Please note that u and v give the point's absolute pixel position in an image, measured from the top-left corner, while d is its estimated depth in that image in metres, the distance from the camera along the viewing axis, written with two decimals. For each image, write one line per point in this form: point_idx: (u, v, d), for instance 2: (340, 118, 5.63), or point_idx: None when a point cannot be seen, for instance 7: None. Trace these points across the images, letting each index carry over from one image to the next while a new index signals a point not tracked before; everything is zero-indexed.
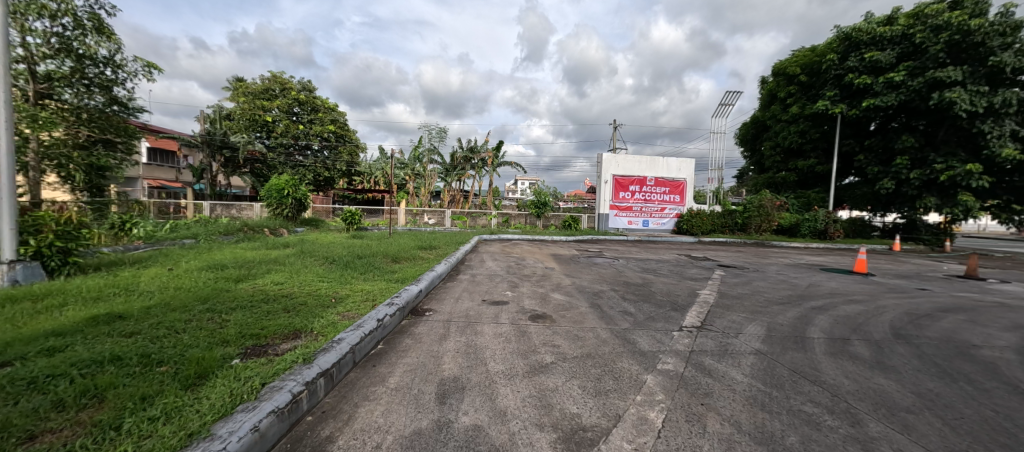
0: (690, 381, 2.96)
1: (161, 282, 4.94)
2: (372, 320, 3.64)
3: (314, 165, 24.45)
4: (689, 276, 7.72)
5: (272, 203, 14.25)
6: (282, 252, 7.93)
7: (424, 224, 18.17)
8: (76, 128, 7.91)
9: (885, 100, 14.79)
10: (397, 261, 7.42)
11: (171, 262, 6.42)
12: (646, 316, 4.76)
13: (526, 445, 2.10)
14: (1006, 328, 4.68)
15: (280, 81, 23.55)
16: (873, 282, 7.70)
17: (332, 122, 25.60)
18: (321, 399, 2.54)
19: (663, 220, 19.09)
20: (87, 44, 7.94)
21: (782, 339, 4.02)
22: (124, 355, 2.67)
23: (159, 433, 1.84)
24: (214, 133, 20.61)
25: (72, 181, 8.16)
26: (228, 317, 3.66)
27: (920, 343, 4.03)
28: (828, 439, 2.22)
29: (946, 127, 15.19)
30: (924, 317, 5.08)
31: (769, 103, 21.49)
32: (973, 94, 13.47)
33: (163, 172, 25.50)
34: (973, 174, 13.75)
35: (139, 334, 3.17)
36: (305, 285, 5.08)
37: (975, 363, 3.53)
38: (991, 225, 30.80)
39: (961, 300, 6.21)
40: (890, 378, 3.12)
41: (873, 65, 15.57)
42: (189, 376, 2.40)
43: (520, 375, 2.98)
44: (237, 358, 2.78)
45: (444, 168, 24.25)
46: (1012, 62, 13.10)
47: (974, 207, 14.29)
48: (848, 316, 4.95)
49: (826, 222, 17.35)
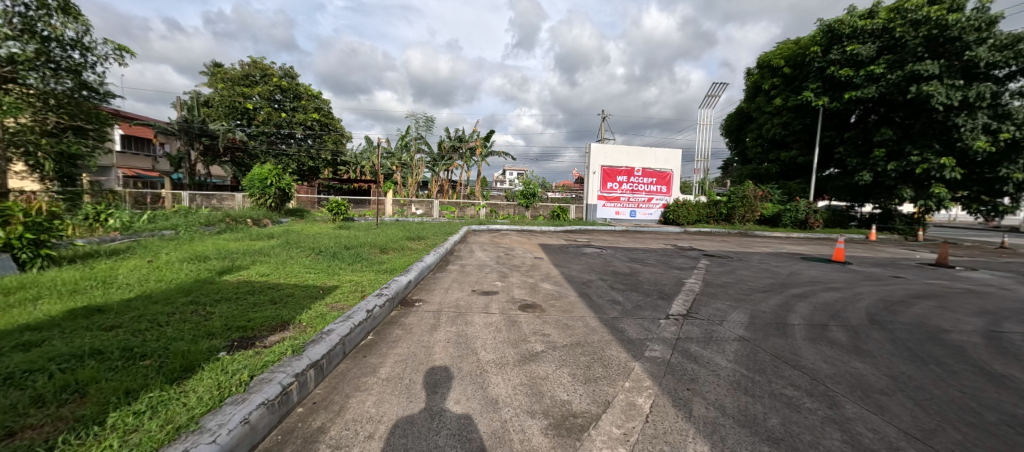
0: (677, 367, 3.03)
1: (141, 274, 4.80)
2: (362, 311, 3.61)
3: (298, 154, 23.92)
4: (675, 265, 7.87)
5: (255, 193, 13.87)
6: (267, 242, 7.79)
7: (413, 215, 18.00)
8: (44, 114, 7.47)
9: (865, 93, 15.21)
10: (386, 251, 7.40)
11: (151, 254, 6.24)
12: (634, 305, 4.85)
13: (518, 432, 2.13)
14: (974, 313, 4.91)
15: (261, 67, 22.73)
16: (850, 270, 7.97)
17: (316, 110, 24.72)
18: (312, 390, 2.54)
19: (650, 210, 19.35)
20: (52, 25, 7.49)
21: (765, 326, 4.15)
22: (105, 348, 2.60)
23: (145, 427, 1.81)
24: (192, 121, 20.21)
25: (42, 170, 7.77)
26: (213, 309, 3.59)
27: (894, 328, 4.20)
28: (807, 420, 2.32)
29: (922, 119, 15.60)
30: (898, 303, 5.31)
31: (755, 95, 21.85)
32: (949, 87, 13.84)
33: (139, 160, 24.54)
34: (946, 167, 14.22)
35: (121, 327, 3.09)
36: (291, 276, 5.02)
37: (946, 347, 3.70)
38: (962, 214, 32.17)
39: (934, 287, 6.49)
40: (865, 362, 3.26)
41: (854, 58, 15.90)
42: (174, 369, 2.35)
43: (511, 363, 3.01)
44: (224, 350, 2.74)
45: (433, 158, 23.99)
46: (986, 57, 13.46)
47: (947, 198, 14.77)
48: (827, 303, 5.13)
49: (807, 213, 17.78)
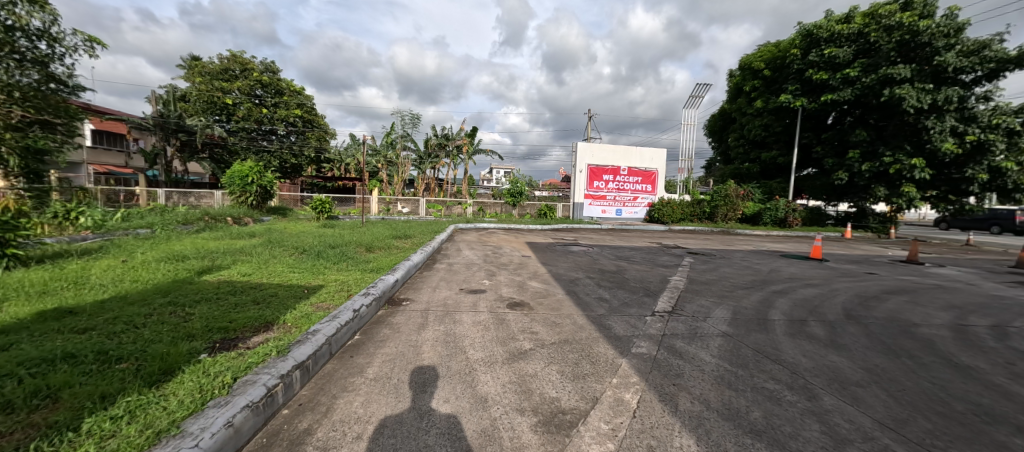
0: (663, 363, 3.09)
1: (115, 274, 4.63)
2: (348, 311, 3.56)
3: (280, 151, 23.42)
4: (660, 263, 8.01)
5: (235, 191, 13.50)
6: (248, 242, 7.59)
7: (399, 213, 17.83)
8: (9, 108, 6.72)
9: (841, 95, 15.71)
10: (372, 250, 7.30)
11: (126, 253, 6.03)
12: (620, 302, 4.92)
13: (508, 429, 2.14)
14: (942, 308, 5.14)
15: (241, 61, 22.13)
16: (827, 267, 8.24)
17: (299, 106, 24.20)
18: (298, 391, 2.49)
19: (635, 209, 19.61)
20: (17, 13, 7.11)
21: (747, 322, 4.25)
22: (78, 352, 2.50)
23: (124, 432, 1.75)
24: (168, 116, 19.51)
25: (5, 166, 6.88)
26: (193, 310, 3.49)
27: (868, 322, 4.37)
28: (787, 413, 2.39)
29: (894, 121, 16.15)
30: (872, 298, 5.52)
31: (737, 96, 22.32)
32: (920, 91, 14.39)
33: (111, 156, 23.67)
34: (916, 168, 14.80)
35: (94, 329, 2.98)
36: (275, 276, 4.91)
37: (916, 340, 3.86)
38: (930, 212, 33.63)
39: (905, 283, 6.76)
40: (842, 355, 3.37)
41: (831, 61, 16.37)
42: (153, 372, 2.28)
43: (500, 362, 3.02)
44: (206, 352, 2.67)
45: (419, 156, 23.77)
46: (954, 62, 14.03)
47: (917, 197, 15.35)
48: (805, 299, 5.30)
49: (786, 211, 18.27)
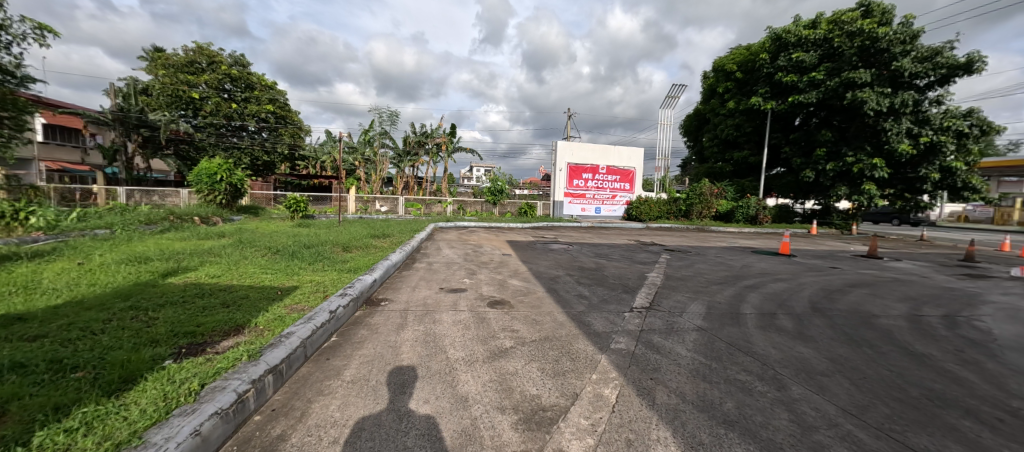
0: (641, 358, 3.14)
1: (69, 278, 4.36)
2: (324, 312, 3.47)
3: (251, 148, 22.62)
4: (638, 260, 8.17)
5: (203, 190, 12.95)
6: (217, 242, 7.29)
7: (377, 211, 17.52)
8: None
9: (807, 98, 16.40)
10: (349, 249, 7.14)
11: (83, 255, 5.69)
12: (599, 298, 4.99)
13: (489, 428, 2.13)
14: (900, 299, 5.45)
15: (208, 54, 21.25)
16: (796, 262, 8.60)
17: (271, 101, 23.42)
18: (271, 396, 2.41)
19: (614, 207, 19.92)
20: None
21: (720, 316, 4.39)
22: (27, 361, 2.34)
23: (80, 445, 1.65)
24: (129, 110, 18.50)
25: None
26: (157, 314, 3.33)
27: (833, 314, 4.58)
28: (758, 403, 2.48)
29: (856, 123, 16.97)
30: (837, 291, 5.79)
31: (710, 97, 22.96)
32: (879, 94, 15.17)
33: (66, 152, 22.31)
34: (876, 167, 15.58)
35: (46, 337, 2.79)
36: (246, 277, 4.74)
37: (876, 330, 4.07)
38: None
39: (866, 277, 7.13)
40: (809, 347, 3.52)
41: (798, 65, 17.05)
42: (112, 381, 2.16)
43: (481, 360, 3.00)
44: (171, 358, 2.55)
45: (398, 154, 23.38)
46: (910, 67, 14.85)
47: (876, 195, 16.15)
48: (775, 293, 5.50)
49: (757, 209, 18.92)
